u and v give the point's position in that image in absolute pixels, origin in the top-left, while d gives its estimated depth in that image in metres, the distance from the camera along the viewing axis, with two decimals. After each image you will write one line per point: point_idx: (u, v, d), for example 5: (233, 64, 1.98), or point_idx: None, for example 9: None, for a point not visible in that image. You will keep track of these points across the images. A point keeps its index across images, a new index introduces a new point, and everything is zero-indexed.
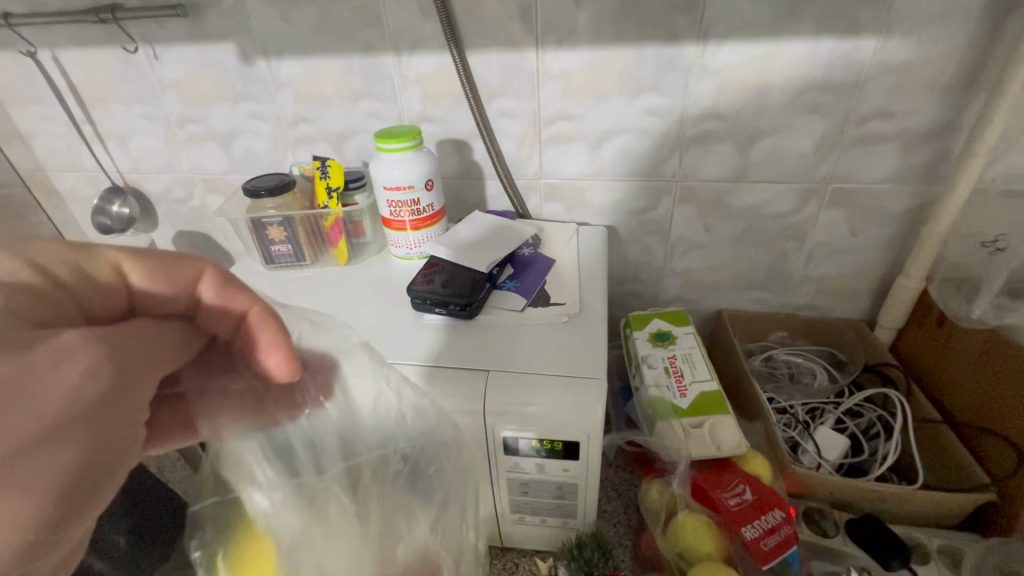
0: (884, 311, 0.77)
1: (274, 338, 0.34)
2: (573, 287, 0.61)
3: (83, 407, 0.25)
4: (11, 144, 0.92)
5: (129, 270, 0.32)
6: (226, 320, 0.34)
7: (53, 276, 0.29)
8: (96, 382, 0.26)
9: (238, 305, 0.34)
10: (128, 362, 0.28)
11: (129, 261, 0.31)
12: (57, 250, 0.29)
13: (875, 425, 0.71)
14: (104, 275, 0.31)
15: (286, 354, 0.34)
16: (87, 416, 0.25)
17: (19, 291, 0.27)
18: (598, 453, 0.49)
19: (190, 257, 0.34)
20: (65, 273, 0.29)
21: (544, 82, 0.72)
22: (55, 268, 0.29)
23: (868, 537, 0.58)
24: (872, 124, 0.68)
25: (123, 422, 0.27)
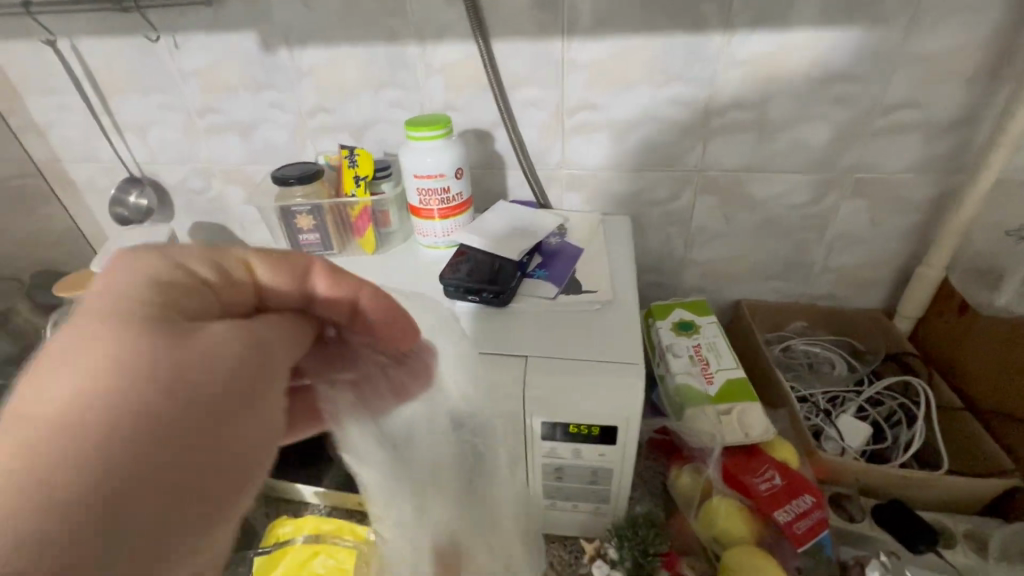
0: (903, 301, 0.77)
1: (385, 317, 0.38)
2: (603, 275, 0.61)
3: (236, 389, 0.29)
4: (27, 134, 0.92)
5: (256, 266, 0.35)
6: (340, 306, 0.37)
7: (200, 278, 0.32)
8: (240, 366, 0.29)
9: (349, 290, 0.37)
10: (263, 352, 0.31)
11: (258, 262, 0.35)
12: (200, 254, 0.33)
13: (896, 413, 0.72)
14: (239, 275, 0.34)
15: (403, 328, 0.39)
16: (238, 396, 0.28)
17: (174, 291, 0.30)
18: (635, 438, 0.50)
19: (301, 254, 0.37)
20: (209, 275, 0.33)
21: (569, 72, 0.72)
22: (200, 271, 0.32)
23: (896, 521, 0.59)
24: (897, 114, 0.68)
25: (266, 405, 0.30)
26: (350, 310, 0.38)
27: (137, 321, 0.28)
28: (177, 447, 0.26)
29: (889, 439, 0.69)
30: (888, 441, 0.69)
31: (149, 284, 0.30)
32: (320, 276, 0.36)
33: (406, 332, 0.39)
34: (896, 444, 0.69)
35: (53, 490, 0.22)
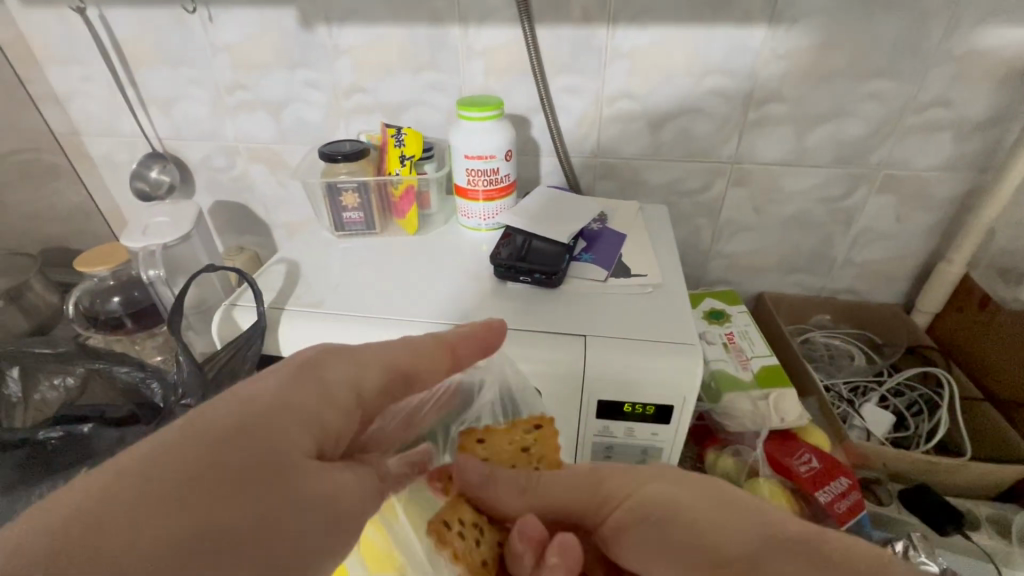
0: (923, 294, 0.80)
1: (475, 350, 0.44)
2: (649, 260, 0.63)
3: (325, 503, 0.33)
4: (45, 104, 0.90)
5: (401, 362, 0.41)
6: (448, 365, 0.43)
7: (362, 376, 0.39)
8: (340, 487, 0.35)
9: (464, 341, 0.44)
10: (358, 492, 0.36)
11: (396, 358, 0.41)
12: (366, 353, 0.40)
13: (917, 403, 0.75)
14: (390, 361, 0.40)
15: (485, 344, 0.45)
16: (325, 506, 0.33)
17: (336, 391, 0.37)
18: (688, 417, 0.52)
19: (423, 347, 0.42)
20: (365, 373, 0.39)
21: (612, 59, 0.73)
22: (361, 372, 0.39)
23: (924, 505, 0.61)
24: (929, 113, 0.70)
25: (336, 522, 0.34)
26: (455, 362, 0.44)
27: (305, 404, 0.35)
28: (265, 496, 0.31)
29: (910, 429, 0.72)
30: (910, 430, 0.72)
31: (323, 383, 0.37)
32: (466, 354, 0.44)
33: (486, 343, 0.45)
34: (916, 433, 0.72)
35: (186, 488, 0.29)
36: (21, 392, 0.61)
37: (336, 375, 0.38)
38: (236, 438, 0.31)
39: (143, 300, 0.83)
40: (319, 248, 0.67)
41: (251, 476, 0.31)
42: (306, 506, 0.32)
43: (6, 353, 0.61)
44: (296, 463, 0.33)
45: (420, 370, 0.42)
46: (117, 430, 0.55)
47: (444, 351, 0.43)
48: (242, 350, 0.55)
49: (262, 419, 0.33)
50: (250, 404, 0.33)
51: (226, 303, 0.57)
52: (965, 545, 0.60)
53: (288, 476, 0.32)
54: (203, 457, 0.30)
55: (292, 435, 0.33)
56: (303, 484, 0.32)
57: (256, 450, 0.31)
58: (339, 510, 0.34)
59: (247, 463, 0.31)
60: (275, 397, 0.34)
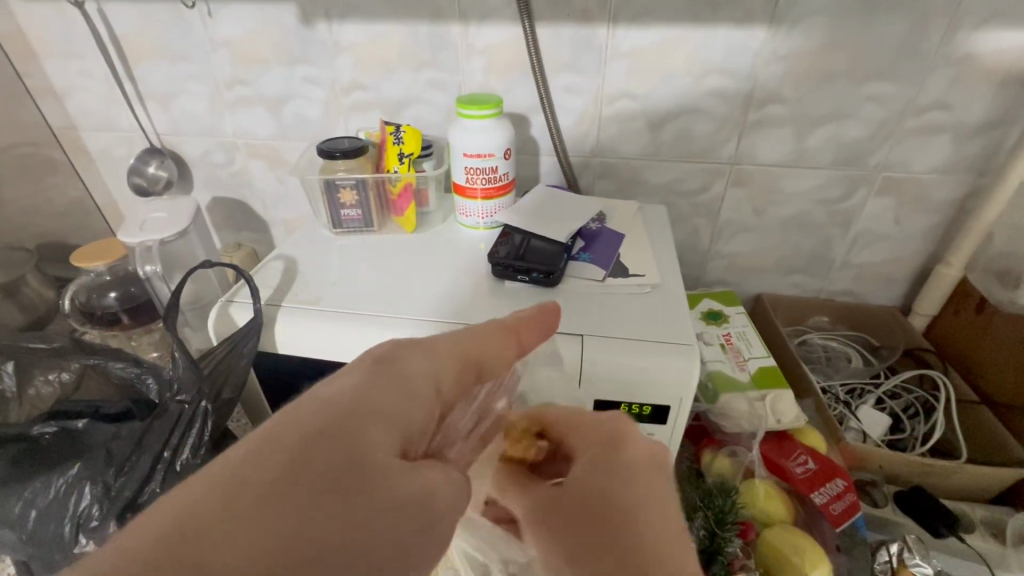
0: (921, 297, 0.80)
1: (537, 334, 0.43)
2: (647, 259, 0.63)
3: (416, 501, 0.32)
4: (43, 98, 0.89)
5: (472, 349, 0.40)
6: (516, 351, 0.42)
7: (437, 367, 0.38)
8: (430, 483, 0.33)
9: (527, 326, 0.42)
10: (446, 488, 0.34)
11: (465, 346, 0.40)
12: (436, 343, 0.39)
13: (914, 405, 0.75)
14: (459, 350, 0.39)
15: (544, 329, 0.43)
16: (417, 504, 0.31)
17: (416, 382, 0.36)
18: (684, 417, 0.52)
19: (489, 333, 0.41)
20: (440, 364, 0.38)
21: (613, 58, 0.72)
22: (435, 363, 0.38)
23: (918, 507, 0.61)
24: (929, 116, 0.70)
25: (430, 520, 0.32)
26: (521, 349, 0.42)
27: (385, 398, 0.34)
28: (357, 497, 0.29)
29: (906, 431, 0.73)
30: (906, 433, 0.72)
31: (402, 375, 0.36)
32: (529, 336, 0.42)
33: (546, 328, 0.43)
34: (913, 436, 0.72)
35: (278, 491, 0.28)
36: (15, 387, 0.61)
37: (415, 369, 0.37)
38: (315, 441, 0.30)
39: (139, 296, 0.82)
40: (317, 245, 0.67)
41: (336, 479, 0.29)
42: (393, 510, 0.30)
43: (3, 348, 0.61)
44: (381, 463, 0.31)
45: (490, 357, 0.41)
46: (112, 426, 0.55)
47: (511, 335, 0.42)
48: (237, 346, 0.55)
49: (341, 422, 0.31)
50: (329, 407, 0.32)
51: (222, 299, 0.57)
52: (958, 547, 0.60)
53: (373, 478, 0.30)
54: (286, 465, 0.29)
55: (373, 436, 0.32)
56: (390, 486, 0.31)
57: (339, 453, 0.30)
58: (430, 512, 0.32)
59: (333, 464, 0.30)
60: (353, 396, 0.33)
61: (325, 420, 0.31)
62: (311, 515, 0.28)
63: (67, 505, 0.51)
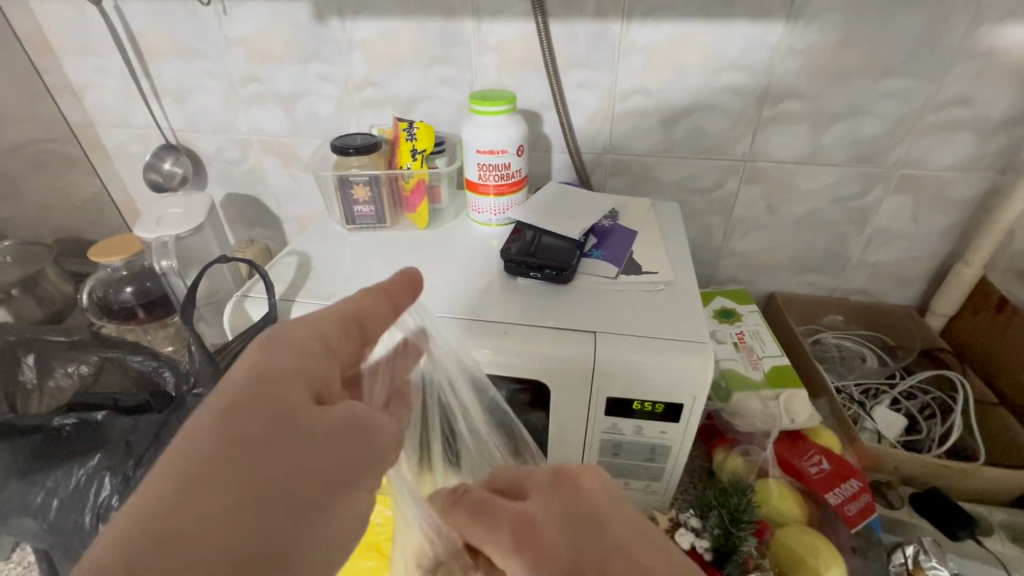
0: (939, 296, 0.79)
1: (406, 290, 0.40)
2: (660, 257, 0.62)
3: (347, 434, 0.33)
4: (62, 95, 0.91)
5: (347, 312, 0.37)
6: (395, 306, 0.39)
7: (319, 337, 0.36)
8: (356, 417, 0.34)
9: (393, 287, 0.40)
10: (375, 421, 0.35)
11: (333, 310, 0.37)
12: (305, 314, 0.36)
13: (930, 406, 0.74)
14: (331, 315, 0.37)
15: (409, 288, 0.40)
16: (349, 438, 0.33)
17: (304, 347, 0.34)
18: (697, 416, 0.52)
19: (357, 295, 0.38)
20: (318, 333, 0.36)
21: (627, 54, 0.72)
22: (315, 333, 0.36)
23: (935, 509, 0.61)
24: (949, 112, 0.69)
25: (370, 449, 0.34)
26: (398, 304, 0.40)
27: (280, 362, 0.33)
28: (293, 446, 0.30)
29: (923, 432, 0.72)
30: (922, 434, 0.71)
31: (291, 340, 0.34)
32: (401, 296, 0.40)
33: (409, 286, 0.40)
34: (929, 437, 0.71)
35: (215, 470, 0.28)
36: (36, 378, 0.62)
37: (297, 332, 0.35)
38: (227, 427, 0.29)
39: (154, 291, 0.83)
40: (330, 241, 0.67)
41: (262, 438, 0.30)
42: (323, 450, 0.31)
43: (21, 340, 0.61)
44: (294, 415, 0.31)
45: (375, 315, 0.38)
46: (130, 418, 0.56)
47: (382, 293, 0.39)
48: (255, 339, 0.56)
49: (245, 399, 0.31)
50: (224, 392, 0.31)
51: (238, 294, 0.58)
52: (975, 550, 0.59)
53: (300, 429, 0.31)
54: (208, 461, 0.28)
55: (281, 397, 0.31)
56: (321, 427, 0.32)
57: (257, 424, 0.30)
58: (369, 436, 0.34)
59: (260, 426, 0.30)
60: (245, 373, 0.32)
61: (238, 392, 0.31)
62: (256, 480, 0.28)
63: (83, 496, 0.52)
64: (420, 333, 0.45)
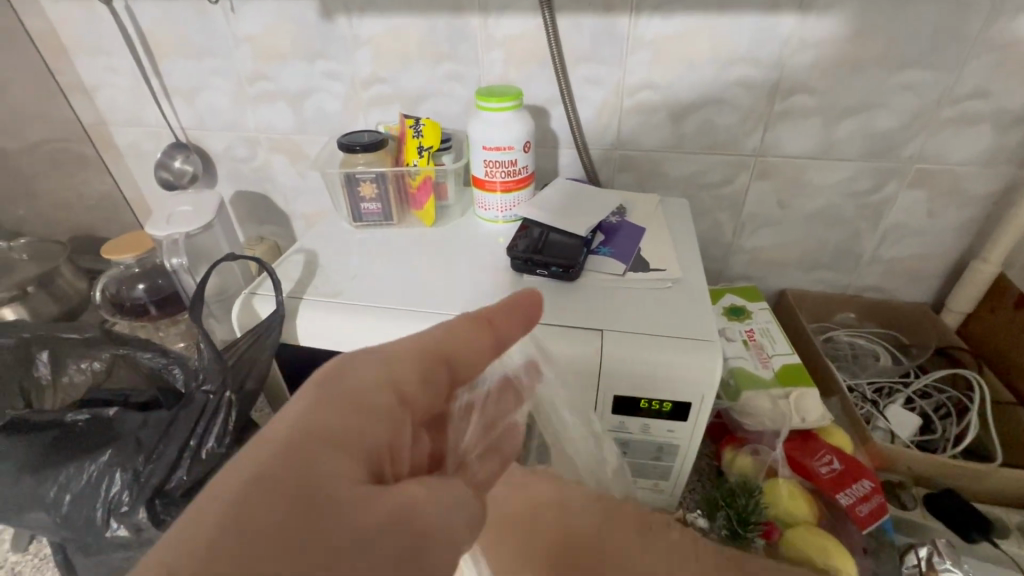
0: (955, 294, 0.77)
1: (511, 322, 0.39)
2: (668, 254, 0.62)
3: (404, 512, 0.30)
4: (74, 94, 0.92)
5: (439, 346, 0.37)
6: (491, 342, 0.39)
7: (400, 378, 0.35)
8: (414, 494, 0.31)
9: (500, 318, 0.39)
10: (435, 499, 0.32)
11: (421, 346, 0.37)
12: (397, 346, 0.36)
13: (946, 406, 0.72)
14: (420, 350, 0.36)
15: (517, 319, 0.39)
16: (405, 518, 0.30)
17: (383, 389, 0.34)
18: (705, 415, 0.51)
19: (449, 329, 0.38)
20: (406, 368, 0.35)
21: (635, 48, 0.71)
22: (401, 370, 0.35)
23: (948, 510, 0.59)
24: (967, 105, 0.68)
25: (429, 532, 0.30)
26: (496, 339, 0.39)
27: (341, 417, 0.32)
28: (340, 520, 0.28)
29: (937, 432, 0.70)
30: (937, 433, 0.70)
31: (362, 387, 0.33)
32: (507, 326, 0.39)
33: (523, 317, 0.40)
34: (944, 437, 0.70)
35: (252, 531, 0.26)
36: (50, 374, 0.63)
37: (366, 377, 0.34)
38: (264, 481, 0.27)
39: (166, 288, 0.84)
40: (338, 239, 0.67)
41: (309, 506, 0.27)
42: (374, 528, 0.28)
43: (34, 337, 0.62)
44: (346, 486, 0.29)
45: (468, 353, 0.38)
46: (141, 414, 0.56)
47: (482, 326, 0.38)
48: (262, 336, 0.56)
49: (292, 452, 0.29)
50: (268, 447, 0.29)
51: (246, 291, 0.58)
52: (993, 554, 0.58)
53: (349, 504, 0.28)
54: (234, 518, 0.26)
55: (330, 459, 0.30)
56: (364, 507, 0.29)
57: (294, 488, 0.28)
58: (419, 525, 0.30)
59: (307, 491, 0.28)
60: (300, 423, 0.31)
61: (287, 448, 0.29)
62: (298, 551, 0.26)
63: (97, 491, 0.52)
64: (528, 365, 0.45)
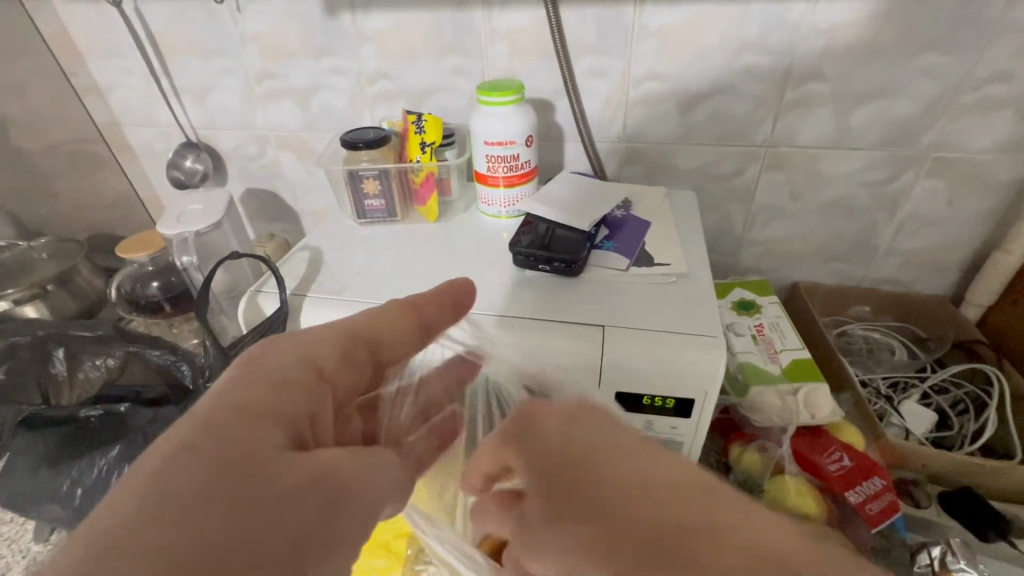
0: (975, 286, 0.75)
1: (434, 305, 0.41)
2: (673, 248, 0.61)
3: (323, 476, 0.31)
4: (88, 96, 0.94)
5: (360, 329, 0.39)
6: (415, 324, 0.41)
7: (322, 359, 0.37)
8: (334, 460, 0.32)
9: (422, 302, 0.41)
10: (356, 465, 0.33)
11: (342, 330, 0.39)
12: (318, 331, 0.38)
13: (963, 401, 0.70)
14: (341, 334, 0.39)
15: (440, 301, 0.41)
16: (324, 481, 0.31)
17: (303, 368, 0.36)
18: (709, 411, 0.50)
19: (372, 315, 0.40)
20: (327, 350, 0.37)
21: (640, 39, 0.70)
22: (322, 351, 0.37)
23: (964, 509, 0.58)
24: (988, 90, 0.65)
25: (348, 495, 0.31)
26: (420, 322, 0.41)
27: (262, 392, 0.33)
28: (258, 484, 0.29)
29: (954, 428, 0.69)
30: (953, 430, 0.68)
31: (283, 366, 0.35)
32: (430, 310, 0.41)
33: (447, 300, 0.42)
34: (961, 433, 0.68)
35: (172, 497, 0.27)
36: (66, 371, 0.65)
37: (287, 357, 0.35)
38: (185, 453, 0.28)
39: (179, 285, 0.86)
40: (343, 235, 0.68)
41: (228, 473, 0.28)
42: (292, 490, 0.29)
43: (50, 335, 0.64)
44: (266, 453, 0.30)
45: (391, 335, 0.40)
46: (151, 410, 0.57)
47: (403, 310, 0.41)
48: (267, 334, 0.57)
49: (215, 425, 0.30)
50: (192, 420, 0.30)
51: (251, 289, 0.59)
52: (1010, 553, 0.56)
53: (268, 469, 0.30)
54: (152, 490, 0.27)
55: (251, 429, 0.31)
56: (286, 471, 0.30)
57: (213, 459, 0.29)
58: (339, 487, 0.31)
59: (229, 459, 0.29)
60: (221, 401, 0.32)
61: (211, 421, 0.30)
62: (216, 513, 0.27)
63: (108, 484, 0.54)
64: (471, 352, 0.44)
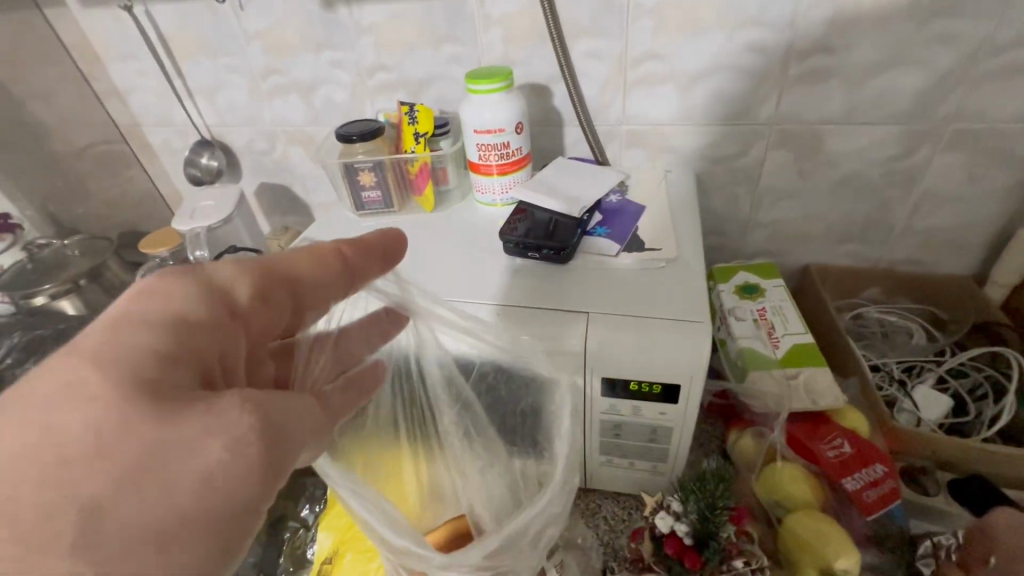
0: (1001, 266, 0.71)
1: (363, 257, 0.40)
2: (668, 233, 0.60)
3: (243, 421, 0.29)
4: (109, 99, 0.98)
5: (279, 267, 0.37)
6: (340, 270, 0.39)
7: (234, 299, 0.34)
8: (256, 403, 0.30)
9: (346, 249, 0.39)
10: (281, 415, 0.31)
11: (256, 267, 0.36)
12: (231, 265, 0.35)
13: (982, 386, 0.68)
14: (256, 271, 0.36)
15: (367, 251, 0.40)
16: (246, 429, 0.29)
17: (214, 308, 0.33)
18: (697, 395, 0.50)
19: (295, 255, 0.38)
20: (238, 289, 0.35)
21: (636, 18, 0.68)
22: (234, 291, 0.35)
23: (974, 495, 0.56)
24: (1011, 55, 0.61)
25: (273, 440, 0.30)
26: (346, 268, 0.39)
27: (172, 331, 0.31)
28: (161, 427, 0.27)
29: (971, 413, 0.66)
30: (971, 416, 0.66)
31: (192, 300, 0.32)
32: (359, 257, 0.39)
33: (381, 253, 0.41)
34: (980, 419, 0.65)
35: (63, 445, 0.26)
36: None
37: (198, 293, 0.33)
38: (78, 390, 0.27)
39: None
40: (342, 227, 0.69)
41: (126, 414, 0.27)
42: (202, 435, 0.27)
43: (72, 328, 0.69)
44: (172, 394, 0.28)
45: (314, 278, 0.38)
46: None
47: (327, 255, 0.38)
48: None
49: (108, 363, 0.28)
50: (91, 355, 0.28)
51: None
52: None
53: (174, 412, 0.27)
54: (48, 433, 0.26)
55: (149, 365, 0.29)
56: (196, 412, 0.28)
57: (108, 399, 0.27)
58: (261, 433, 0.29)
59: (129, 400, 0.27)
60: (123, 336, 0.29)
61: (111, 358, 0.28)
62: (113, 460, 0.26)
63: None
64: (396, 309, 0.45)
